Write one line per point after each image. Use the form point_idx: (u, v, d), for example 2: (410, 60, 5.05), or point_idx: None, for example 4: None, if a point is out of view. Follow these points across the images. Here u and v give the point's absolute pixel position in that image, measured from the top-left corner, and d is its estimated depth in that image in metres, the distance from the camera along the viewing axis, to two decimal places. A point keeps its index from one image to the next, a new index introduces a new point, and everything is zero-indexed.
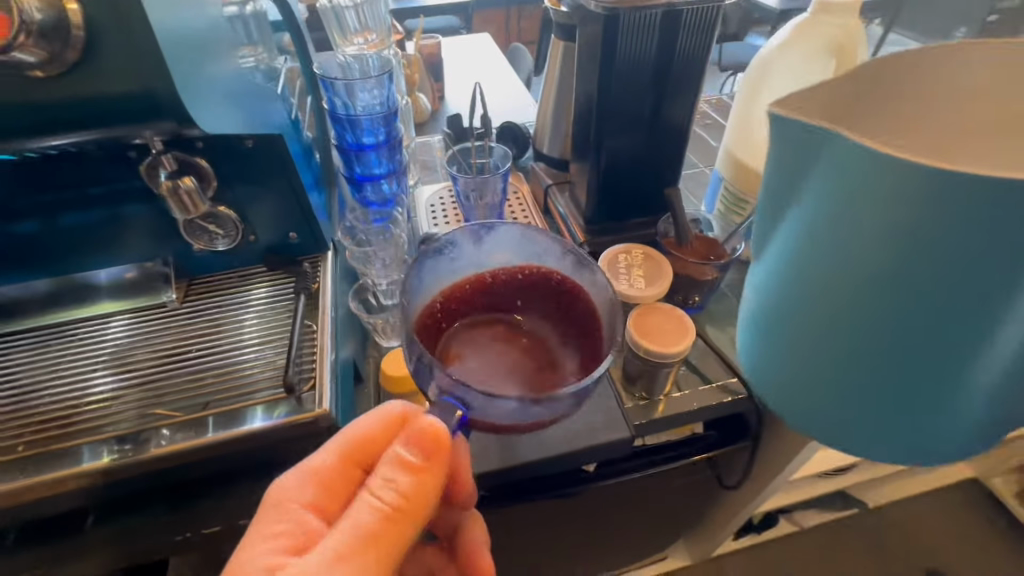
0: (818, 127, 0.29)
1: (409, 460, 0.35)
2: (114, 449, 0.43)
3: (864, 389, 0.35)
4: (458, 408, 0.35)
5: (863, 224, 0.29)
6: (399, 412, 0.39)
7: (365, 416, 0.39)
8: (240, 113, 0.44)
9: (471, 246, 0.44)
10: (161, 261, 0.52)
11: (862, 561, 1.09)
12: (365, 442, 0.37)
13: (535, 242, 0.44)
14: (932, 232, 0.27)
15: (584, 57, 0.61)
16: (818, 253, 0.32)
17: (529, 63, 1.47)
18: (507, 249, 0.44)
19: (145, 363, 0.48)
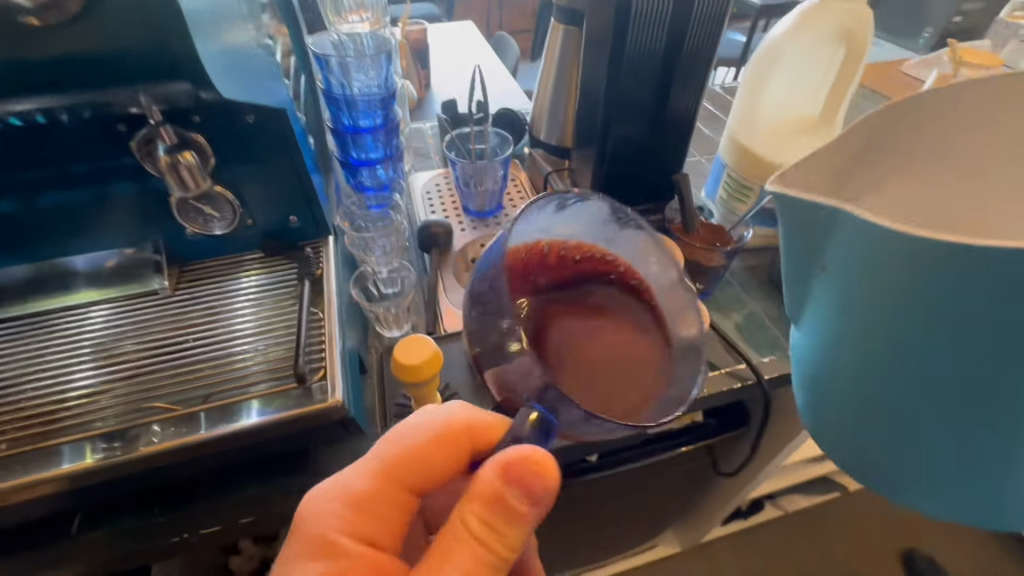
0: (821, 205, 0.27)
1: (511, 500, 0.33)
2: (102, 447, 0.40)
3: (931, 462, 0.28)
4: (551, 428, 0.34)
5: (883, 268, 0.25)
6: (449, 429, 0.39)
7: (411, 433, 0.39)
8: (240, 86, 0.43)
9: (551, 210, 0.41)
10: (151, 246, 0.49)
11: (845, 543, 1.12)
12: (411, 459, 0.39)
13: (604, 227, 0.44)
14: (951, 302, 0.23)
15: (590, 42, 0.60)
16: (844, 330, 0.29)
17: (515, 52, 1.45)
18: (579, 223, 0.43)
19: (137, 355, 0.44)
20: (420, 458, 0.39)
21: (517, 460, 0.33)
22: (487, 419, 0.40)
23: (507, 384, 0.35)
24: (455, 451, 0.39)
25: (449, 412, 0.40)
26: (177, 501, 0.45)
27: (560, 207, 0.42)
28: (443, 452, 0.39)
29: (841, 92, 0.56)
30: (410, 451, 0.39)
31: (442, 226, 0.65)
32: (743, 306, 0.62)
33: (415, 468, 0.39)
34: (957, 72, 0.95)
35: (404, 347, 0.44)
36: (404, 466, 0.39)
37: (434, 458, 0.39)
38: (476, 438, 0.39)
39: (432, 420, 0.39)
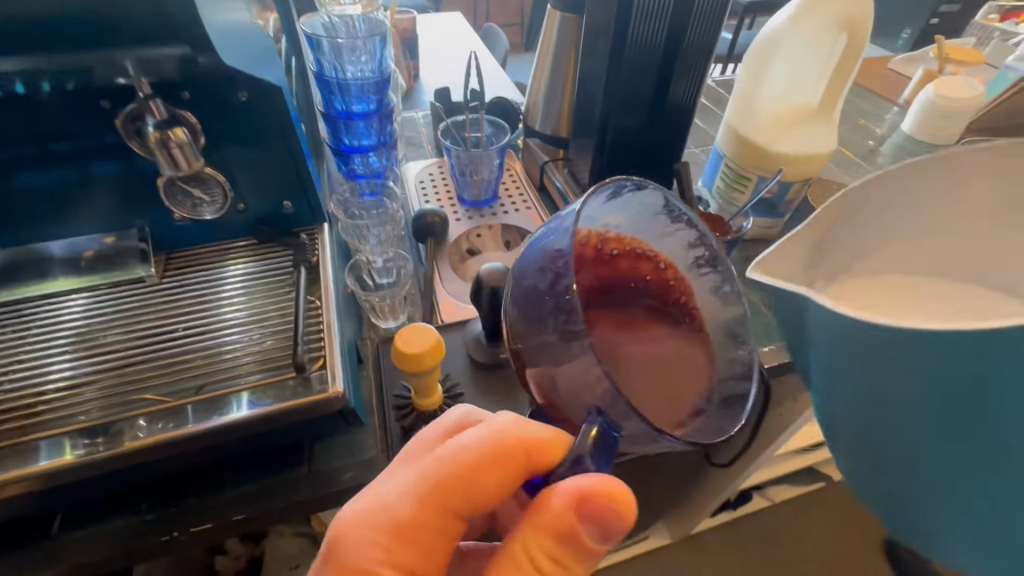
0: (797, 293, 0.29)
1: (584, 534, 0.31)
2: (85, 443, 0.37)
3: (989, 511, 0.24)
4: (616, 440, 0.31)
5: (855, 356, 0.26)
6: (506, 446, 0.33)
7: (462, 450, 0.34)
8: (241, 60, 0.40)
9: (605, 199, 0.39)
10: (136, 231, 0.47)
11: (830, 530, 1.14)
12: (461, 479, 0.33)
13: (649, 219, 0.43)
14: (919, 372, 0.24)
15: (590, 28, 0.59)
16: (839, 404, 0.29)
17: (503, 43, 1.42)
18: (624, 213, 0.42)
19: (121, 347, 0.42)
20: (469, 482, 0.33)
21: (595, 493, 0.30)
22: (542, 433, 0.34)
23: (554, 387, 0.35)
24: (509, 473, 0.33)
25: (502, 428, 0.34)
26: (165, 499, 0.43)
27: (614, 195, 0.39)
28: (495, 475, 0.33)
29: (841, 82, 0.56)
30: (457, 476, 0.33)
31: (438, 215, 0.64)
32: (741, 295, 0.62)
33: (462, 493, 0.33)
34: (943, 68, 0.96)
35: (404, 336, 0.42)
36: (450, 492, 0.33)
37: (484, 482, 0.33)
38: (533, 457, 0.33)
39: (482, 438, 0.34)
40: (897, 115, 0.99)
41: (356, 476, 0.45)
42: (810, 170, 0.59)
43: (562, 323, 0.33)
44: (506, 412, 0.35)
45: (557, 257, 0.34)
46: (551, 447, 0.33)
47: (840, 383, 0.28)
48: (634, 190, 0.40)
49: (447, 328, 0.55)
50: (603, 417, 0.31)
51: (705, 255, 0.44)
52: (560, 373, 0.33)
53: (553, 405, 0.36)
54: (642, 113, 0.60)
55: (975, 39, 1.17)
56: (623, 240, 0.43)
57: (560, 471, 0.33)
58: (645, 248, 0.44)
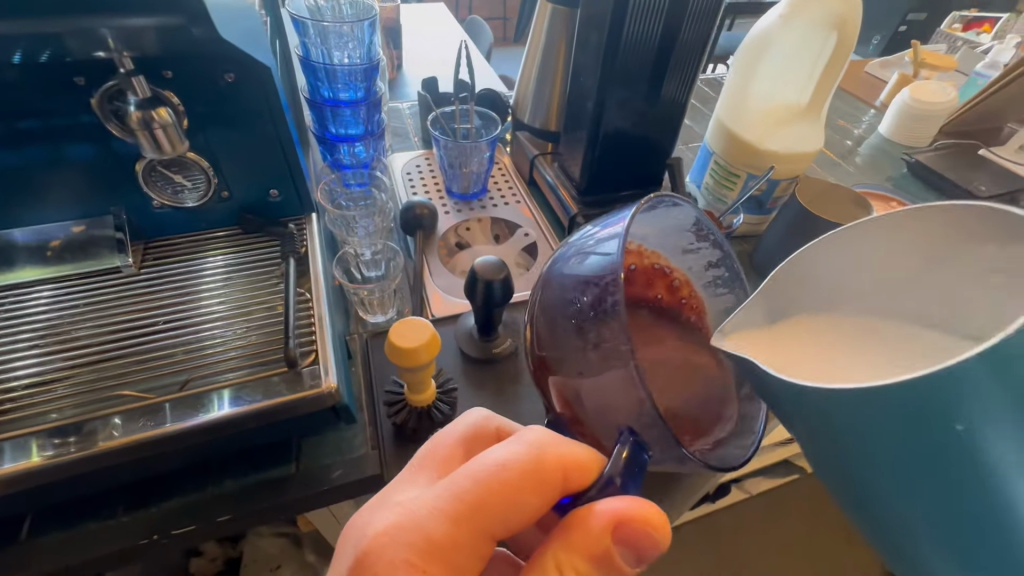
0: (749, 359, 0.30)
1: (616, 559, 0.30)
2: (54, 443, 0.34)
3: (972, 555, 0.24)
4: (646, 464, 0.32)
5: (813, 419, 0.27)
6: (548, 466, 0.32)
7: (503, 468, 0.31)
8: (232, 36, 0.38)
9: (641, 214, 0.38)
10: (112, 218, 0.44)
11: (805, 522, 1.16)
12: (495, 498, 0.31)
13: (672, 236, 0.43)
14: (868, 430, 0.25)
15: (584, 21, 0.58)
16: (813, 458, 0.29)
17: (485, 36, 1.40)
18: (653, 228, 0.42)
19: (95, 341, 0.39)
20: (503, 502, 0.31)
21: (634, 517, 0.30)
22: (577, 452, 0.33)
23: (577, 397, 0.36)
24: (545, 495, 0.31)
25: (539, 446, 0.32)
26: (144, 499, 0.40)
27: (649, 209, 0.39)
28: (530, 496, 0.31)
29: (829, 83, 0.57)
30: (492, 496, 0.31)
31: (427, 207, 0.63)
32: None
33: (494, 515, 0.31)
34: (918, 72, 0.99)
35: (398, 331, 0.41)
36: (482, 514, 0.30)
37: (519, 504, 0.31)
38: (569, 478, 0.32)
39: (521, 455, 0.31)
40: (873, 116, 1.02)
41: (346, 474, 0.44)
42: (798, 167, 0.59)
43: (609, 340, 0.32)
44: (538, 426, 0.34)
45: (596, 275, 0.35)
46: (586, 468, 0.33)
47: (814, 447, 0.28)
48: (669, 207, 0.40)
49: (438, 322, 0.54)
50: (635, 437, 0.32)
51: (716, 274, 0.46)
52: (592, 387, 0.34)
53: (573, 414, 0.38)
54: (636, 107, 0.59)
55: (943, 45, 1.21)
56: (644, 251, 0.44)
57: (591, 494, 0.32)
58: (663, 262, 0.45)
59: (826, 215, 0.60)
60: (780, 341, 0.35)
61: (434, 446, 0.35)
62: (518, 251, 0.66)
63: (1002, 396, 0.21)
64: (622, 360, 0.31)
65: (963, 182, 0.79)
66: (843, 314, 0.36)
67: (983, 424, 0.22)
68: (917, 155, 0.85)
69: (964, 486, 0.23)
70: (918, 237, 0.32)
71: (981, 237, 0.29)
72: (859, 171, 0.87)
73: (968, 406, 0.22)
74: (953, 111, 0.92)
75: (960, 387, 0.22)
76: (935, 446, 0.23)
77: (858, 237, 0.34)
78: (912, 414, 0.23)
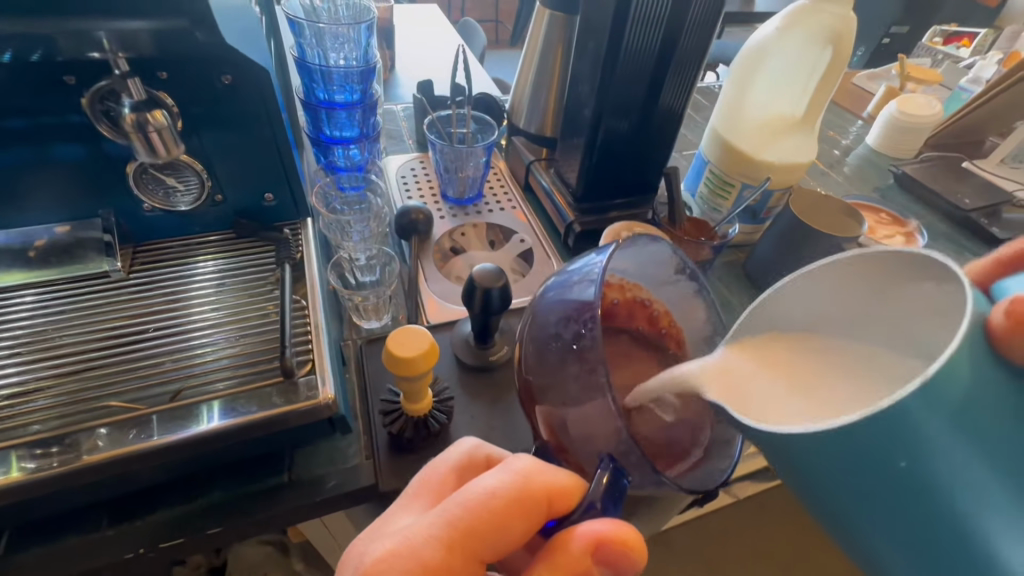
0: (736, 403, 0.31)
1: None
2: (36, 454, 0.33)
3: None
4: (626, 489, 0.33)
5: (788, 461, 0.28)
6: (535, 492, 0.31)
7: (491, 494, 0.30)
8: (229, 37, 0.38)
9: (618, 251, 0.39)
10: (100, 221, 0.43)
11: (795, 526, 1.15)
12: (484, 527, 0.29)
13: (652, 269, 0.44)
14: (833, 469, 0.25)
15: (583, 27, 0.58)
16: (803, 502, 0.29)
17: (479, 39, 1.39)
18: (632, 262, 0.42)
19: (81, 349, 0.38)
20: (491, 531, 0.30)
21: (614, 538, 0.29)
22: (561, 478, 0.32)
23: (563, 427, 0.37)
24: (531, 520, 0.31)
25: (525, 474, 0.31)
26: (130, 511, 0.39)
27: (628, 247, 0.39)
28: (517, 523, 0.30)
29: (823, 97, 0.57)
30: (480, 523, 0.29)
31: (422, 212, 0.62)
32: (720, 296, 0.64)
33: (483, 544, 0.29)
34: (904, 85, 1.02)
35: (396, 339, 0.40)
36: (472, 541, 0.29)
37: (507, 531, 0.30)
38: (552, 503, 0.32)
39: (508, 484, 0.31)
40: (860, 128, 1.04)
41: (340, 485, 0.43)
42: (793, 177, 0.60)
43: (589, 377, 0.33)
44: (523, 454, 0.33)
45: (578, 310, 0.36)
46: (569, 494, 0.32)
47: (806, 495, 0.28)
48: (648, 243, 0.40)
49: (434, 328, 0.54)
50: (615, 463, 0.32)
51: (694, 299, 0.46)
52: (578, 415, 0.35)
53: (558, 444, 0.38)
54: (634, 116, 0.60)
55: (927, 59, 1.25)
56: (625, 284, 0.45)
57: (574, 517, 0.32)
58: (644, 294, 0.46)
59: (818, 226, 0.60)
60: (753, 367, 0.39)
61: (427, 475, 0.34)
62: (514, 257, 0.65)
63: (943, 429, 0.22)
64: (599, 391, 0.32)
65: (947, 193, 0.81)
66: (829, 347, 0.36)
67: (933, 458, 0.22)
68: (903, 166, 0.87)
69: (942, 530, 0.23)
70: (874, 277, 0.32)
71: (922, 275, 0.29)
72: (847, 181, 0.89)
73: (917, 440, 0.22)
74: (938, 124, 0.94)
75: (905, 423, 0.22)
76: (898, 485, 0.23)
77: (818, 276, 0.35)
78: (869, 453, 0.24)
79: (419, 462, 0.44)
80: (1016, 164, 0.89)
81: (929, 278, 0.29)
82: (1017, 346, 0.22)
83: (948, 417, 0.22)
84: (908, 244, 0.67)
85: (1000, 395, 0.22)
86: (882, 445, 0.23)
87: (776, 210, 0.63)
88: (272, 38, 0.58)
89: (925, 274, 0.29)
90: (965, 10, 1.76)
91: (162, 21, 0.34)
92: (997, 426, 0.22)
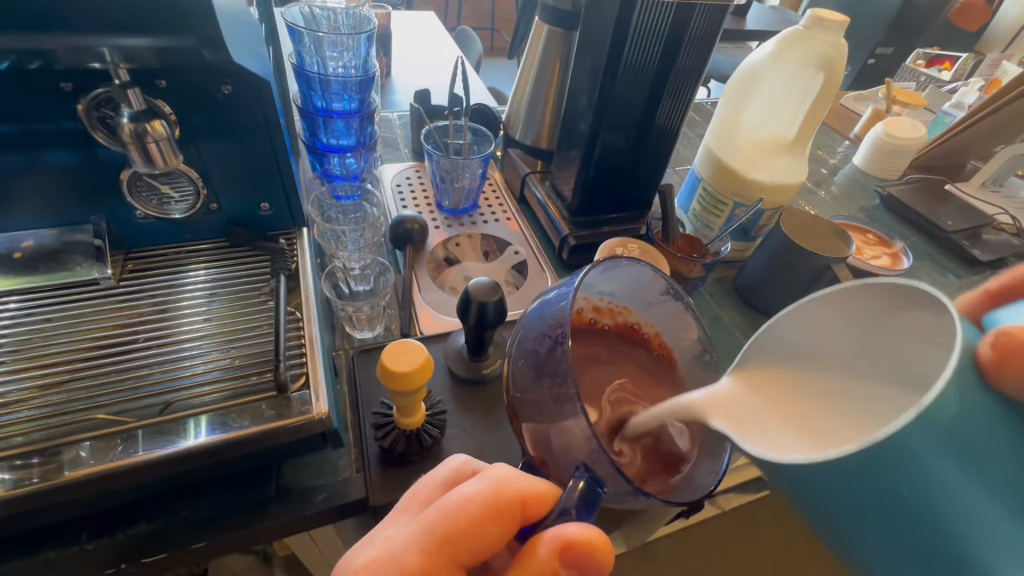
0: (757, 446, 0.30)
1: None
2: (14, 466, 0.32)
3: None
4: (600, 494, 0.32)
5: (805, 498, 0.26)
6: (513, 499, 0.31)
7: (469, 498, 0.30)
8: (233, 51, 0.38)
9: (598, 271, 0.40)
10: (91, 226, 0.42)
11: (779, 538, 1.15)
12: (461, 535, 0.30)
13: (642, 290, 0.45)
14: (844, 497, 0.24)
15: (581, 44, 0.59)
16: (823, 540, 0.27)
17: (473, 47, 1.40)
18: (619, 285, 0.44)
19: (67, 359, 0.37)
20: (469, 537, 0.30)
21: (583, 542, 0.29)
22: (535, 485, 0.32)
23: (547, 444, 0.36)
24: (506, 526, 0.31)
25: (501, 480, 0.32)
26: (112, 525, 0.38)
27: (609, 268, 0.40)
28: (492, 529, 0.30)
29: (814, 120, 0.58)
30: (458, 529, 0.30)
31: (417, 222, 0.62)
32: (711, 311, 0.64)
33: (461, 549, 0.30)
34: (890, 107, 1.04)
35: (392, 353, 0.40)
36: (450, 546, 0.30)
37: (482, 536, 0.30)
38: (526, 508, 0.32)
39: (484, 491, 0.31)
40: (847, 147, 1.07)
41: (329, 498, 0.42)
42: (783, 198, 0.61)
43: (561, 389, 0.34)
44: (502, 462, 0.33)
45: (553, 324, 0.37)
46: (544, 500, 0.32)
47: (813, 523, 0.27)
48: (628, 266, 0.41)
49: (427, 339, 0.53)
50: (591, 472, 0.32)
51: (688, 317, 0.45)
52: (557, 431, 0.35)
53: (544, 463, 0.37)
54: (630, 133, 0.60)
55: (911, 82, 1.28)
56: (614, 308, 0.46)
57: (548, 521, 0.31)
58: (634, 317, 0.47)
59: (809, 245, 0.62)
60: (755, 404, 0.38)
61: (417, 488, 0.34)
62: (508, 268, 0.65)
63: (942, 460, 0.21)
64: (573, 406, 0.33)
65: (931, 214, 0.83)
66: (826, 388, 0.35)
67: (933, 484, 0.21)
68: (888, 188, 0.89)
69: (949, 568, 0.21)
70: (854, 312, 0.33)
71: (904, 304, 0.29)
72: (835, 200, 0.91)
73: (917, 468, 0.21)
74: (922, 147, 0.96)
75: (907, 447, 0.22)
76: (901, 515, 0.22)
77: (804, 310, 0.36)
78: (871, 479, 0.23)
79: (409, 477, 0.43)
80: (996, 187, 0.93)
81: (908, 308, 0.29)
82: (1012, 380, 0.21)
83: (945, 448, 0.21)
84: (894, 265, 0.68)
85: (1002, 430, 0.21)
86: (886, 466, 0.22)
87: (768, 228, 0.64)
88: (271, 44, 0.58)
89: (902, 305, 0.30)
90: (948, 34, 1.81)
91: (165, 40, 0.34)
92: (999, 459, 0.21)
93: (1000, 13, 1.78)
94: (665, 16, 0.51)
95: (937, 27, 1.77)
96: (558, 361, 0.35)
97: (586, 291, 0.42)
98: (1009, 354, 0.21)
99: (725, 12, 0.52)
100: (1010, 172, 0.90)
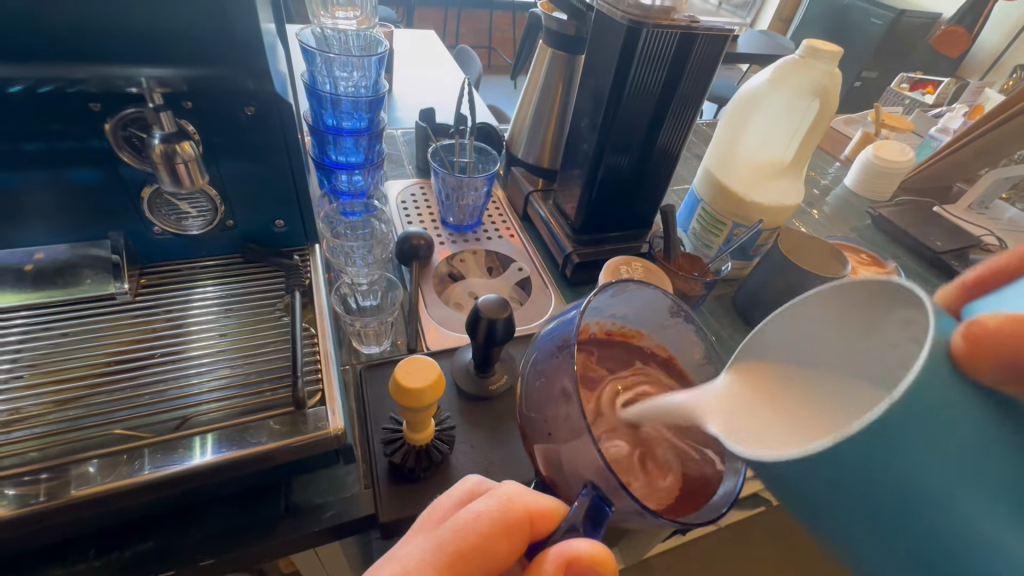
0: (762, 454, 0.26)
1: None
2: (21, 482, 0.32)
3: None
4: (607, 513, 0.32)
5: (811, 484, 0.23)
6: (524, 514, 0.32)
7: (480, 514, 0.31)
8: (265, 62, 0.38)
9: (607, 295, 0.41)
10: (109, 242, 0.43)
11: (774, 551, 1.15)
12: (473, 551, 0.30)
13: (653, 309, 0.46)
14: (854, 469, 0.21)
15: (586, 69, 0.61)
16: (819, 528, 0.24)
17: (473, 65, 1.43)
18: (629, 306, 0.45)
19: (85, 373, 0.38)
20: (480, 554, 0.30)
21: (592, 560, 0.30)
22: (543, 502, 0.33)
23: (558, 464, 0.37)
24: (516, 542, 0.31)
25: (509, 496, 0.32)
26: (120, 540, 0.38)
27: (618, 291, 0.41)
28: (502, 545, 0.31)
29: (809, 141, 0.60)
30: (469, 546, 0.30)
31: (424, 238, 0.62)
32: (710, 329, 0.66)
33: (474, 566, 0.30)
34: (879, 131, 1.07)
35: (405, 369, 0.41)
36: (463, 564, 0.30)
37: (494, 553, 0.31)
38: (535, 524, 0.33)
39: (494, 507, 0.31)
40: (837, 169, 1.10)
41: (337, 516, 0.42)
42: (783, 219, 0.63)
43: (569, 404, 0.35)
44: (509, 480, 0.34)
45: (563, 340, 0.38)
46: (551, 516, 0.33)
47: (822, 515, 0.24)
48: (636, 289, 0.42)
49: (436, 354, 0.54)
50: (598, 491, 0.32)
51: (703, 339, 0.46)
52: (568, 448, 0.35)
53: (555, 481, 0.38)
54: (633, 154, 0.62)
55: (897, 106, 1.33)
56: (626, 330, 0.48)
57: (555, 537, 0.32)
58: (646, 340, 0.49)
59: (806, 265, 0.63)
60: (757, 415, 0.36)
61: (431, 508, 0.34)
62: (512, 284, 0.66)
63: (928, 463, 0.20)
64: (582, 428, 0.33)
65: (921, 235, 0.85)
66: (817, 383, 0.35)
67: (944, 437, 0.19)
68: (880, 209, 0.92)
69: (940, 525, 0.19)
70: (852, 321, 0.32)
71: (884, 302, 0.29)
72: (828, 221, 0.93)
73: (936, 423, 0.19)
74: (911, 170, 0.99)
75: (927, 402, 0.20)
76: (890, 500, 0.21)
77: (797, 312, 0.35)
78: (870, 468, 0.21)
79: (418, 493, 0.43)
80: (981, 210, 0.96)
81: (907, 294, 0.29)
82: (984, 370, 0.19)
83: (936, 423, 0.19)
84: None
85: (995, 425, 0.19)
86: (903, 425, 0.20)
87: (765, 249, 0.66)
88: (284, 65, 0.59)
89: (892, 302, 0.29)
90: (932, 60, 1.88)
91: (196, 69, 0.35)
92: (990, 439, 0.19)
93: (980, 41, 1.84)
94: (669, 43, 0.53)
95: (919, 54, 1.84)
96: (564, 376, 0.36)
97: (598, 312, 0.43)
98: (982, 345, 0.19)
99: (729, 33, 0.54)
100: (994, 196, 0.94)
